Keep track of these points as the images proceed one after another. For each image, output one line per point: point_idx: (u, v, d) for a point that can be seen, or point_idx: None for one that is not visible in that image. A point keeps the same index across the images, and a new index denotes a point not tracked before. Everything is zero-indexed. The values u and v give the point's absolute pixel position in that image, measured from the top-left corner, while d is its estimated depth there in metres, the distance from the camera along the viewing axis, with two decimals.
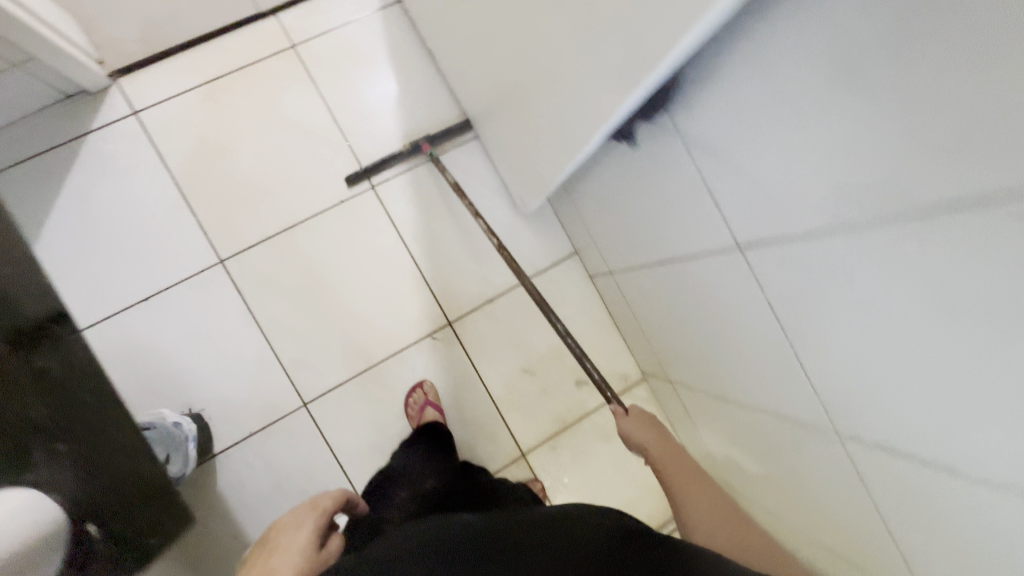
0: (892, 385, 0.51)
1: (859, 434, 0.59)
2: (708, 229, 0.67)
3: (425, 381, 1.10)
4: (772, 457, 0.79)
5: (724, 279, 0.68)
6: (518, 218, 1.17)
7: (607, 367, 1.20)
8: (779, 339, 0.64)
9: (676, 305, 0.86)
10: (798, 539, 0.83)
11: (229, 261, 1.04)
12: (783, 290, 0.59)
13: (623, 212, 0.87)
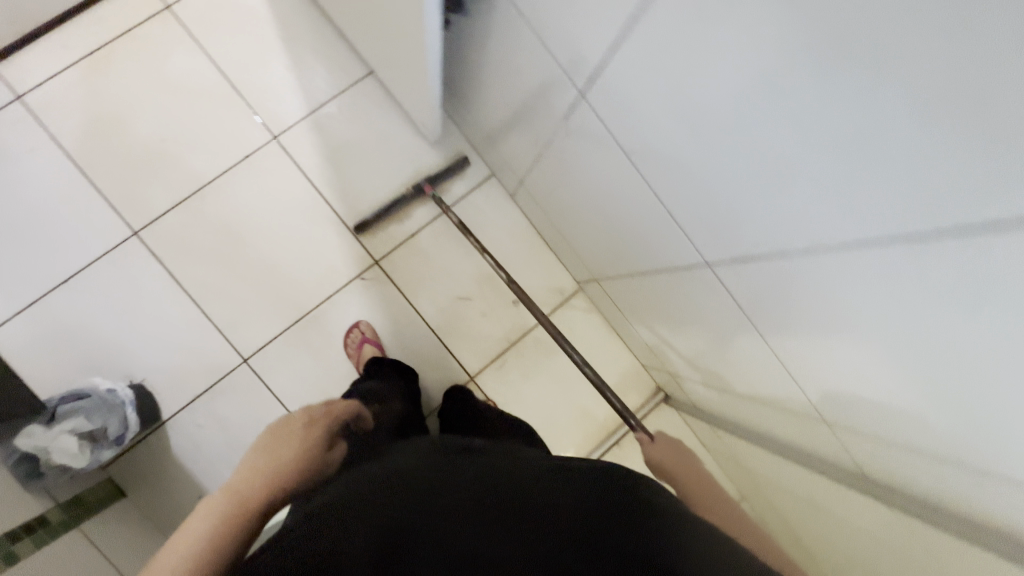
0: (716, 185, 0.53)
1: (714, 247, 0.61)
2: (556, 90, 0.69)
3: (361, 321, 1.11)
4: (680, 313, 0.83)
5: (583, 138, 0.71)
6: (428, 149, 1.17)
7: (542, 283, 1.21)
8: (634, 179, 0.66)
9: (568, 190, 0.88)
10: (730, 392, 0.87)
11: (143, 231, 1.05)
12: (616, 125, 0.61)
13: (502, 107, 0.89)
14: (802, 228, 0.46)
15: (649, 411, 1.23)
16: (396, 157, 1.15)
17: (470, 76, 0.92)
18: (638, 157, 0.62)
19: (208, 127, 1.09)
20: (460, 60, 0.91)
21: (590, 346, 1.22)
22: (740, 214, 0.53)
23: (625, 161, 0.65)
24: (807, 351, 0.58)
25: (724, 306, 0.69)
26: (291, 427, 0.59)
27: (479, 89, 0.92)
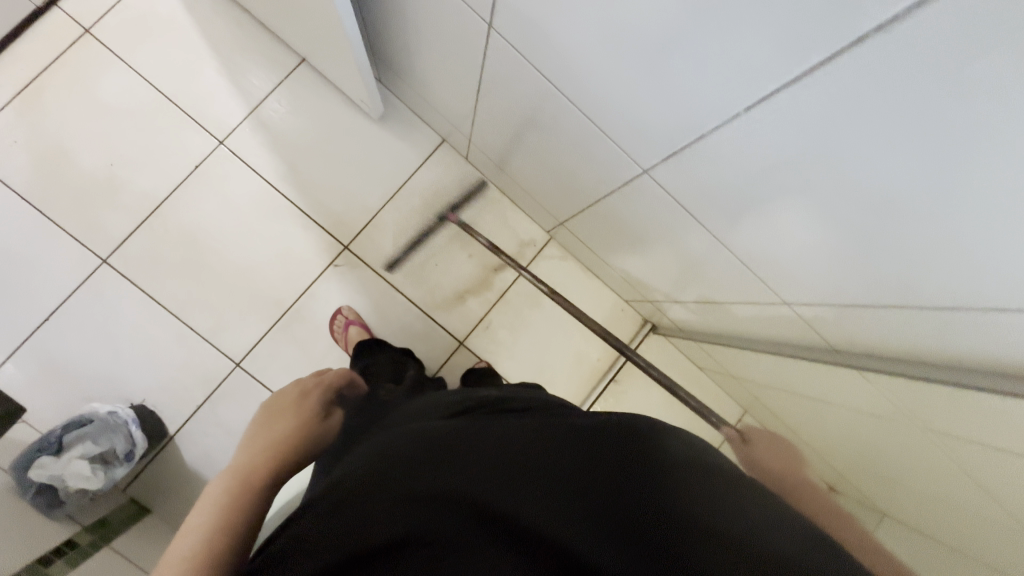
0: (630, 82, 0.55)
1: (648, 145, 0.63)
2: (471, 29, 0.71)
3: (342, 308, 1.13)
4: (643, 232, 0.84)
5: (509, 71, 0.72)
6: (375, 127, 1.17)
7: (512, 239, 1.22)
8: (564, 95, 0.67)
9: (515, 132, 0.89)
10: (710, 303, 0.89)
11: (112, 257, 1.06)
12: (534, 42, 0.62)
13: (434, 65, 0.90)
14: (713, 94, 0.48)
15: (639, 344, 1.26)
16: (345, 141, 1.16)
17: (395, 40, 0.92)
18: (560, 70, 0.63)
19: (154, 143, 1.09)
20: (382, 26, 0.92)
21: (571, 292, 1.24)
22: (658, 98, 0.54)
23: (551, 78, 0.66)
24: (752, 226, 0.60)
25: (676, 211, 0.71)
26: (282, 405, 0.58)
27: (408, 51, 0.92)
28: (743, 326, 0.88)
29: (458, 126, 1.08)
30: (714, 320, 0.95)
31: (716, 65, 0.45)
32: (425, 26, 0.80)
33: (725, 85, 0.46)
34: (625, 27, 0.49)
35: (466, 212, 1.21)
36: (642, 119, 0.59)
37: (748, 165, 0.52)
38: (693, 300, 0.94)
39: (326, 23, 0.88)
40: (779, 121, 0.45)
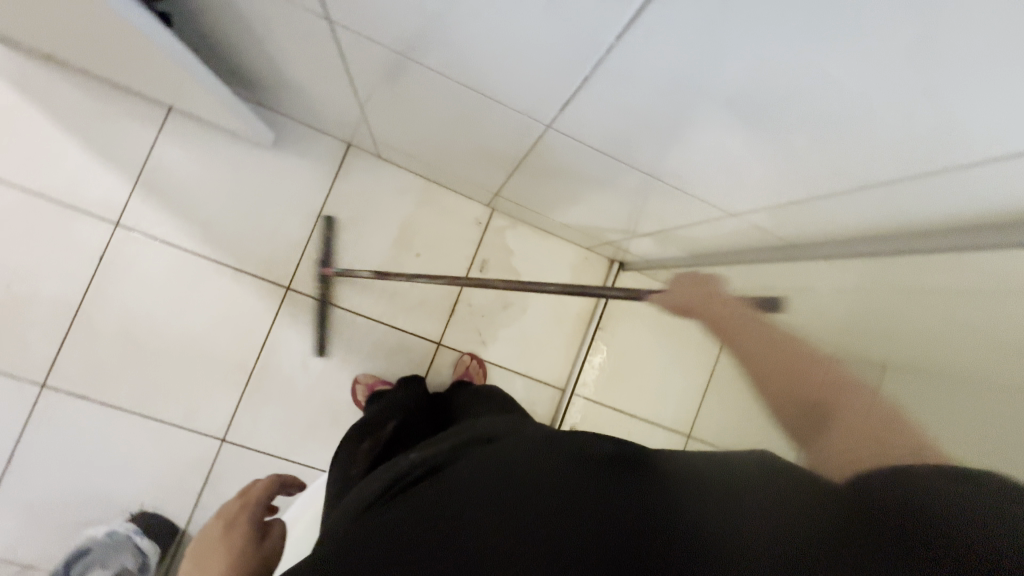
0: (496, 39, 0.49)
1: (543, 93, 0.56)
2: (316, 28, 0.63)
3: (358, 377, 1.10)
4: (575, 182, 0.80)
5: (375, 58, 0.65)
6: (273, 154, 1.08)
7: (454, 224, 1.16)
8: (440, 65, 0.59)
9: (413, 116, 0.82)
10: (666, 230, 0.85)
11: (51, 379, 1.00)
12: (383, 16, 0.54)
13: (303, 71, 0.81)
14: (582, 28, 0.42)
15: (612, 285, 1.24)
16: (246, 180, 1.07)
17: (252, 59, 0.83)
18: (420, 38, 0.55)
19: (48, 248, 1.00)
20: (229, 49, 0.82)
21: (530, 257, 1.20)
22: (530, 42, 0.47)
23: (415, 48, 0.58)
24: (674, 147, 0.56)
25: (594, 155, 0.66)
26: (212, 539, 0.57)
27: (270, 65, 0.83)
28: (699, 243, 0.85)
29: (356, 128, 1.00)
30: (672, 244, 0.92)
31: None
32: (271, 35, 0.71)
33: (586, 13, 0.40)
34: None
35: (399, 211, 1.14)
36: (523, 68, 0.53)
37: (647, 94, 0.48)
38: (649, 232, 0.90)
39: (163, 67, 0.78)
40: (661, 35, 0.39)
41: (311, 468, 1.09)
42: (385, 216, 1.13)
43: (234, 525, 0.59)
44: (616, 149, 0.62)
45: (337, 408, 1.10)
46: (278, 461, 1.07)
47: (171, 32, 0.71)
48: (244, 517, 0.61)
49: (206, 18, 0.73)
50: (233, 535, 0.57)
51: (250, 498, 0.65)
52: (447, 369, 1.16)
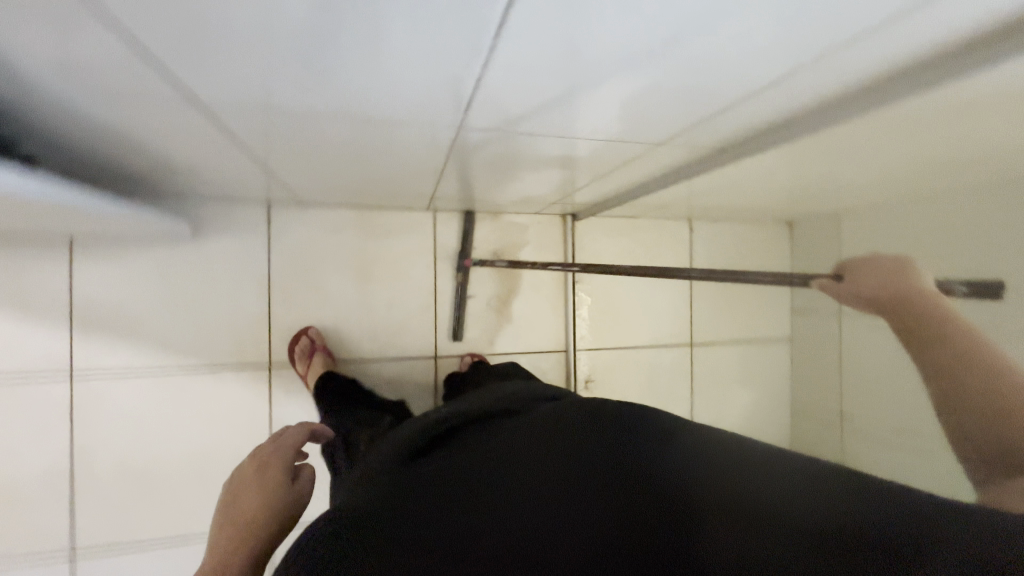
0: (394, 76, 0.49)
1: (441, 100, 0.55)
2: (201, 112, 0.60)
3: (310, 328, 1.07)
4: (504, 163, 0.79)
5: (271, 121, 0.63)
6: (197, 243, 1.03)
7: (404, 240, 1.14)
8: (328, 106, 0.57)
9: (326, 158, 0.79)
10: (607, 174, 0.86)
11: (79, 543, 0.97)
12: (253, 82, 0.51)
13: (201, 155, 0.77)
14: (461, 35, 0.41)
15: (574, 237, 1.26)
16: (181, 279, 1.02)
17: (140, 161, 0.78)
18: (297, 88, 0.52)
19: (13, 423, 0.95)
20: (113, 160, 0.76)
21: (488, 244, 1.20)
22: (407, 63, 0.46)
23: (297, 99, 0.55)
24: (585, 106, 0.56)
25: (516, 136, 0.66)
26: (247, 477, 0.60)
27: (162, 161, 0.78)
28: (639, 175, 0.87)
29: (272, 187, 0.96)
30: (615, 184, 0.93)
31: (424, 9, 0.37)
32: (155, 132, 0.67)
33: (451, 22, 0.39)
34: (314, 27, 0.40)
35: (346, 248, 1.11)
36: (415, 85, 0.51)
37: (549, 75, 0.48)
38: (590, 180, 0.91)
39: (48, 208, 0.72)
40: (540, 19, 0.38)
41: None
42: (334, 258, 1.10)
43: (266, 467, 0.61)
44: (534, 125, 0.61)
45: None
46: None
47: (48, 175, 0.66)
48: (276, 456, 0.62)
49: (68, 141, 0.67)
50: (266, 474, 0.59)
51: (284, 440, 0.67)
52: None
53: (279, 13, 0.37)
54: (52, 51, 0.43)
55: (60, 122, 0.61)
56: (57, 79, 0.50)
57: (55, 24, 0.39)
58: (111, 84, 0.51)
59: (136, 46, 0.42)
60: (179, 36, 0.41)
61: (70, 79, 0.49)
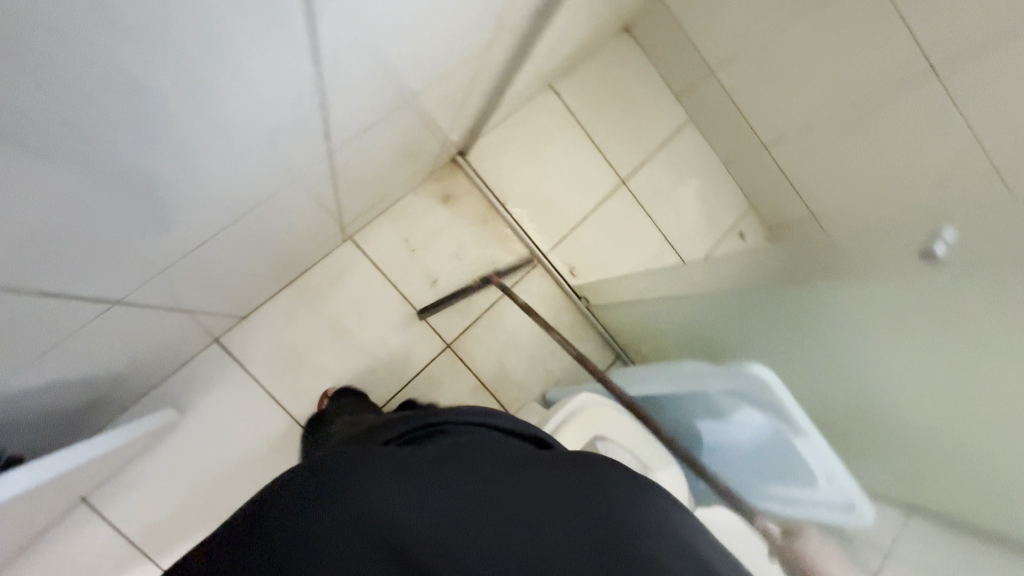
0: (308, 107, 0.49)
1: (296, 134, 0.51)
2: (145, 292, 0.56)
3: (327, 390, 1.05)
4: (380, 152, 0.78)
5: (202, 256, 0.59)
6: (188, 417, 0.97)
7: (348, 279, 1.10)
8: (207, 224, 0.53)
9: (251, 259, 0.76)
10: (464, 97, 0.86)
11: None
12: (130, 248, 0.46)
13: (144, 336, 0.72)
14: (268, 58, 0.38)
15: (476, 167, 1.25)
16: (204, 455, 0.97)
17: (91, 384, 0.72)
18: (173, 228, 0.49)
19: None
20: (68, 403, 0.70)
21: (416, 227, 1.17)
22: (234, 126, 0.42)
23: (174, 238, 0.50)
24: (405, 56, 0.54)
25: (383, 114, 0.65)
26: None
27: (111, 366, 0.73)
28: (486, 78, 0.86)
29: (211, 321, 0.91)
30: (477, 97, 0.92)
31: (213, 63, 0.34)
32: (105, 345, 0.62)
33: (245, 55, 0.35)
34: (133, 158, 0.36)
35: (309, 324, 1.07)
36: (260, 142, 0.48)
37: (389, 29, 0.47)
38: (456, 112, 0.91)
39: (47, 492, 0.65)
40: None
41: None
42: (307, 339, 1.06)
43: None
44: (390, 96, 0.61)
45: None
46: None
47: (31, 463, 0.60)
48: None
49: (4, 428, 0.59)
50: None
51: None
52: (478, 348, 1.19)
53: (92, 170, 0.34)
54: None
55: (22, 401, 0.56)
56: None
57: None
58: (31, 337, 0.46)
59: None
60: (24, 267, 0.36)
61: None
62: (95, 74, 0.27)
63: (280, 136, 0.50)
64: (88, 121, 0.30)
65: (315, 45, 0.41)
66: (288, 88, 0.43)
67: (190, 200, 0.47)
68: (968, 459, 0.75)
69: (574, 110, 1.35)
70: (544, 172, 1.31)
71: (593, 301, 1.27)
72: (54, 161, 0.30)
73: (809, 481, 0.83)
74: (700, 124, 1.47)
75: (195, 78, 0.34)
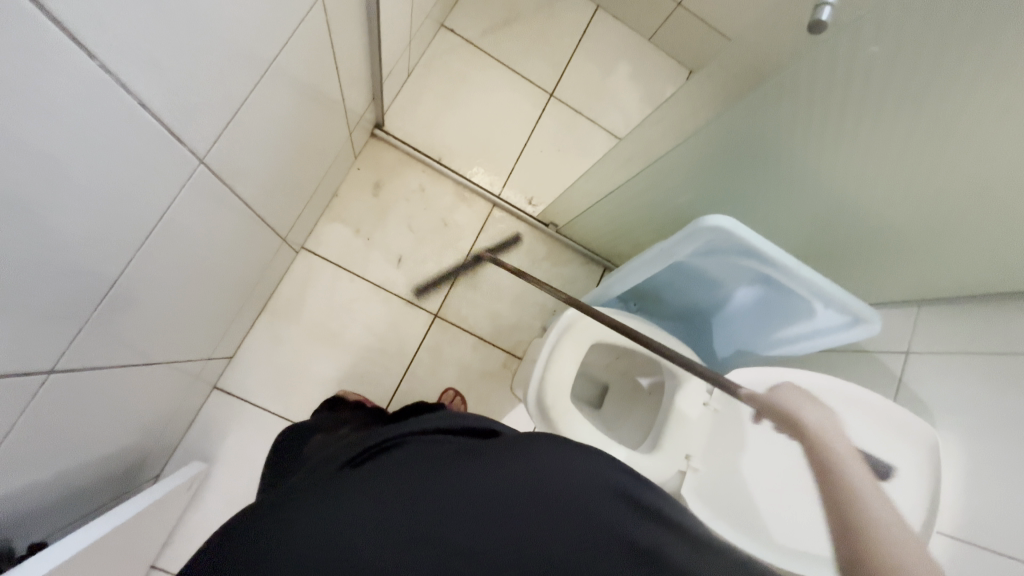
0: (167, 120, 0.47)
1: (135, 136, 0.44)
2: (90, 350, 0.56)
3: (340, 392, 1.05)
4: (273, 145, 0.75)
5: (132, 299, 0.59)
6: (218, 464, 1.00)
7: (316, 286, 1.10)
8: (108, 260, 0.49)
9: (197, 292, 0.76)
10: (337, 61, 0.82)
11: None
12: (30, 314, 0.44)
13: (132, 398, 0.74)
14: (83, 80, 0.36)
15: (398, 133, 1.21)
16: (245, 493, 1.00)
17: (104, 458, 0.74)
18: (68, 278, 0.46)
19: None
20: (89, 480, 0.72)
21: (361, 213, 1.15)
22: (28, 152, 0.35)
23: (71, 288, 0.47)
24: (235, 28, 0.51)
25: (253, 105, 0.63)
26: None
27: (116, 437, 0.75)
28: (349, 33, 0.82)
29: (199, 367, 0.92)
30: (354, 57, 0.88)
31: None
32: (84, 413, 0.63)
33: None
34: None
35: (295, 340, 1.07)
36: (91, 157, 0.41)
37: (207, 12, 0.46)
38: (340, 80, 0.87)
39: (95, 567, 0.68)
40: None
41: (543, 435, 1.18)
42: (299, 354, 1.07)
43: None
44: (247, 82, 0.59)
45: (490, 410, 1.17)
46: None
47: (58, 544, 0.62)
48: None
49: (27, 518, 0.62)
50: None
51: None
52: (466, 306, 1.19)
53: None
54: None
55: (24, 487, 0.57)
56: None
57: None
58: None
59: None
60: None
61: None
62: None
63: (155, 160, 0.49)
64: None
65: (136, 50, 0.40)
66: (132, 108, 0.42)
67: (92, 247, 0.47)
68: (944, 231, 0.74)
69: (477, 42, 1.29)
70: (467, 114, 1.26)
71: (561, 223, 1.24)
72: None
73: (808, 312, 0.81)
74: (609, 8, 1.40)
75: (17, 124, 0.33)
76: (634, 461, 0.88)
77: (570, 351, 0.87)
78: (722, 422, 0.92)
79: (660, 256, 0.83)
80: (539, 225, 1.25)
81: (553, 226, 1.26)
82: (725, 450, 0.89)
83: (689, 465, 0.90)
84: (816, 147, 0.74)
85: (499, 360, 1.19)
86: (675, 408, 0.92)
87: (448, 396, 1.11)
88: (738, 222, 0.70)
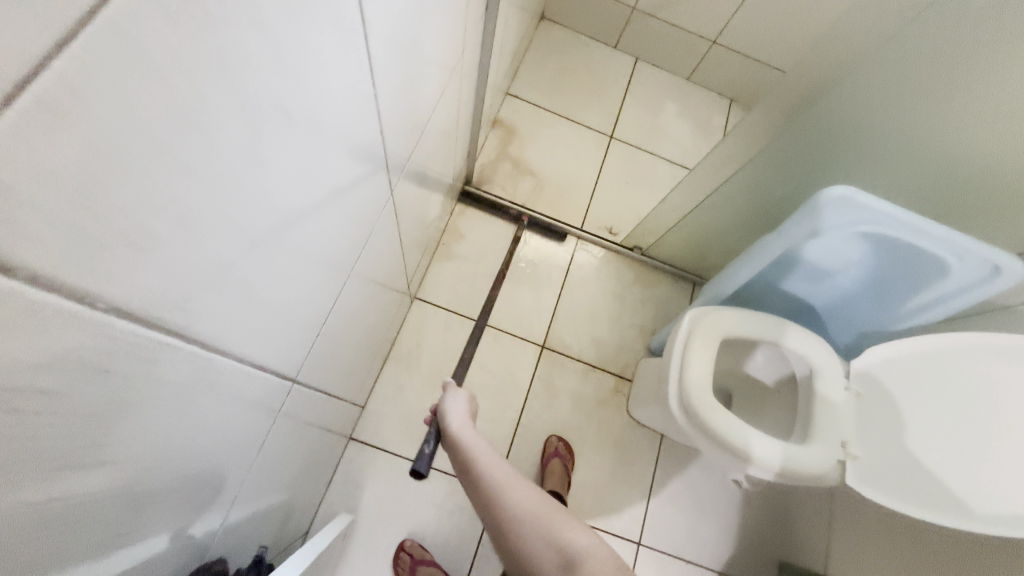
0: (385, 121, 0.51)
1: (343, 135, 0.41)
2: (299, 368, 0.59)
3: (405, 540, 0.99)
4: (417, 197, 0.85)
5: (334, 328, 0.66)
6: (359, 515, 1.00)
7: (431, 332, 1.16)
8: (326, 260, 0.51)
9: (358, 333, 0.83)
10: (456, 123, 0.94)
11: None
12: (293, 313, 0.49)
13: (301, 437, 0.74)
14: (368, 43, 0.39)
15: (484, 188, 1.32)
16: (389, 541, 1.00)
17: (268, 503, 0.71)
18: (303, 261, 0.45)
19: None
20: (249, 536, 0.68)
21: (462, 262, 1.23)
22: (316, 124, 0.36)
23: (302, 277, 0.47)
24: (423, 86, 0.62)
25: (415, 159, 0.73)
26: None
27: (277, 483, 0.71)
28: (465, 102, 0.95)
29: (344, 415, 0.96)
30: (463, 123, 1.01)
31: (167, 116, 0.22)
32: (279, 444, 0.64)
33: (224, 83, 0.24)
34: (183, 280, 0.28)
35: (416, 385, 1.11)
36: (316, 163, 0.38)
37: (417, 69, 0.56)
38: (454, 140, 0.99)
39: None
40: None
41: (663, 455, 1.16)
42: (422, 399, 1.11)
43: None
44: (418, 135, 0.69)
45: (608, 434, 1.16)
46: (658, 489, 1.13)
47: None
48: None
49: (236, 544, 0.63)
50: None
51: None
52: (570, 336, 1.22)
53: (134, 326, 0.26)
54: (170, 410, 0.34)
55: (232, 512, 0.57)
56: (205, 498, 0.48)
57: (88, 530, 0.32)
58: (224, 429, 0.45)
59: (134, 471, 0.34)
60: (131, 404, 0.29)
61: (202, 483, 0.46)
62: (15, 239, 0.17)
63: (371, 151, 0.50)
64: (74, 288, 0.21)
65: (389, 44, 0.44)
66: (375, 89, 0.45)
67: (318, 237, 0.47)
68: None
69: (541, 103, 1.45)
70: (541, 164, 1.38)
71: (645, 246, 1.30)
72: (235, 148, 0.28)
73: (940, 272, 0.81)
74: (647, 58, 1.55)
75: (333, 53, 0.33)
76: (791, 453, 0.85)
77: (703, 348, 0.88)
78: (867, 405, 0.91)
79: (772, 246, 0.86)
80: (625, 253, 1.31)
81: (638, 251, 1.32)
82: (883, 431, 0.87)
83: (846, 453, 0.90)
84: (896, 112, 0.82)
85: (610, 384, 1.20)
86: (816, 393, 0.91)
87: (551, 443, 1.10)
88: (852, 191, 0.75)
